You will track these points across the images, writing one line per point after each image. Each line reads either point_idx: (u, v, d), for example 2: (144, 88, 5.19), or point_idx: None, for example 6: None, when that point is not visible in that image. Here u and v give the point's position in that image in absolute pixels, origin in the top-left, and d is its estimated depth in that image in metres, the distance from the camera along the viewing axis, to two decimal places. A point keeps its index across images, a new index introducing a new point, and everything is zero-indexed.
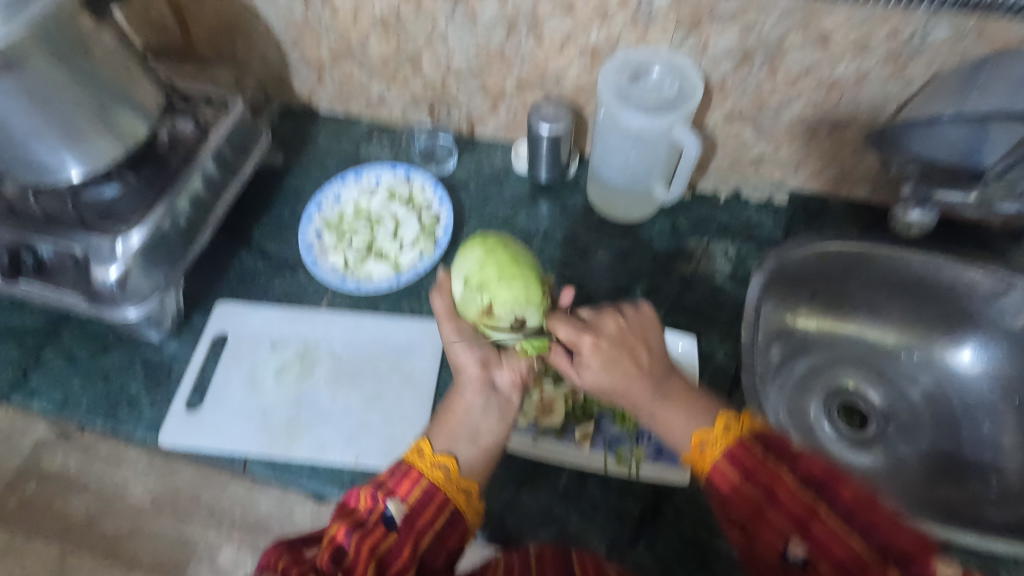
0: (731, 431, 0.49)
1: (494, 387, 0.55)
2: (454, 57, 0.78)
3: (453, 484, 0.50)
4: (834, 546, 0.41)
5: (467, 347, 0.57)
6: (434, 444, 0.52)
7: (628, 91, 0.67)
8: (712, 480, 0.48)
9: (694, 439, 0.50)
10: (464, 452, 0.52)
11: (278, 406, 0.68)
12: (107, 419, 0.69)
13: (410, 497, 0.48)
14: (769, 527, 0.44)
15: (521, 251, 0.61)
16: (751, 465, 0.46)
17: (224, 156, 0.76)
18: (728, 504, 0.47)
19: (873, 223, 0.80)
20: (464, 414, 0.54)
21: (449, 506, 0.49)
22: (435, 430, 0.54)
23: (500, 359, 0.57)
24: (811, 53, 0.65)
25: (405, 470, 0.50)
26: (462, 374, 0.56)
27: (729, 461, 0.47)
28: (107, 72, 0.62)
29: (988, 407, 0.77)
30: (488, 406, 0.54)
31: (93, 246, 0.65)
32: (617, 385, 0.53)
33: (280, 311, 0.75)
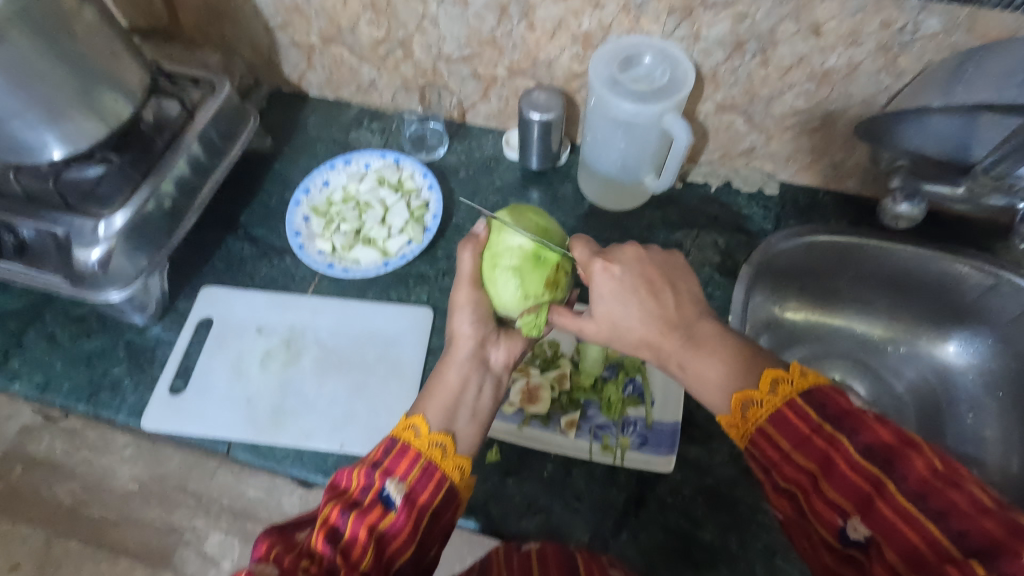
0: (779, 394, 0.45)
1: (488, 364, 0.57)
2: (445, 43, 0.78)
3: (449, 461, 0.49)
4: (901, 530, 0.37)
5: (470, 324, 0.57)
6: (430, 422, 0.51)
7: (620, 80, 0.67)
8: (755, 442, 0.45)
9: (734, 400, 0.47)
10: (461, 431, 0.52)
11: (263, 392, 0.68)
12: (89, 403, 0.68)
13: (406, 476, 0.47)
14: (822, 499, 0.41)
15: (505, 245, 0.58)
16: (804, 434, 0.43)
17: (211, 139, 0.75)
18: (776, 472, 0.44)
19: (863, 216, 0.81)
20: (461, 391, 0.54)
21: (447, 484, 0.48)
22: (429, 405, 0.52)
23: (496, 339, 0.58)
24: (803, 44, 0.64)
25: (401, 449, 0.48)
26: (454, 351, 0.56)
27: (777, 427, 0.44)
28: (89, 50, 0.61)
29: (974, 400, 0.77)
30: (481, 389, 0.55)
31: (76, 228, 0.64)
32: (636, 319, 0.52)
33: (265, 296, 0.75)
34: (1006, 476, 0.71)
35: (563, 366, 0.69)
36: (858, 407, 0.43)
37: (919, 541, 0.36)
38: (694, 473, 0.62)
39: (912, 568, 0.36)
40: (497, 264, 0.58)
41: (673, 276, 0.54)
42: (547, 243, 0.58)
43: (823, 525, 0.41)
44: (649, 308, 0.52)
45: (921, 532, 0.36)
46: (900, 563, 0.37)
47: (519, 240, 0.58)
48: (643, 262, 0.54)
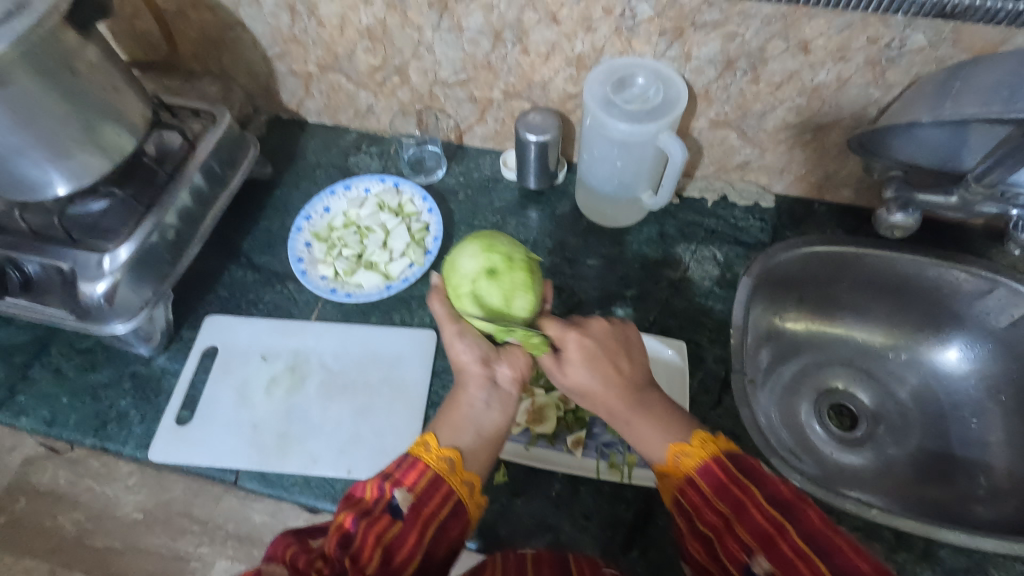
0: (707, 446, 0.49)
1: (495, 382, 0.56)
2: (440, 68, 0.79)
3: (456, 477, 0.50)
4: (797, 566, 0.40)
5: (467, 348, 0.57)
6: (439, 438, 0.52)
7: (614, 100, 0.67)
8: (682, 491, 0.49)
9: (671, 451, 0.51)
10: (469, 446, 0.52)
11: (269, 419, 0.68)
12: (96, 435, 0.68)
13: (416, 486, 0.48)
14: (733, 538, 0.44)
15: (460, 274, 0.58)
16: (722, 480, 0.47)
17: (212, 169, 0.76)
18: (698, 517, 0.47)
19: (859, 225, 0.81)
20: (468, 408, 0.54)
21: (453, 497, 0.49)
22: (439, 423, 0.54)
23: (498, 355, 0.57)
24: (793, 60, 0.65)
25: (411, 461, 0.50)
26: (462, 372, 0.57)
27: (703, 475, 0.48)
28: (93, 88, 0.62)
29: (977, 406, 0.78)
30: (490, 404, 0.55)
31: (81, 261, 0.65)
32: (595, 386, 0.55)
33: (269, 323, 0.75)
34: (1013, 480, 0.72)
35: None
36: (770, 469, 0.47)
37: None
38: None
39: None
40: (459, 295, 0.58)
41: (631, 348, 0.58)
42: (495, 257, 0.57)
43: (734, 561, 0.44)
44: (610, 377, 0.55)
45: (812, 568, 0.40)
46: None
47: (468, 263, 0.57)
48: (610, 335, 0.57)
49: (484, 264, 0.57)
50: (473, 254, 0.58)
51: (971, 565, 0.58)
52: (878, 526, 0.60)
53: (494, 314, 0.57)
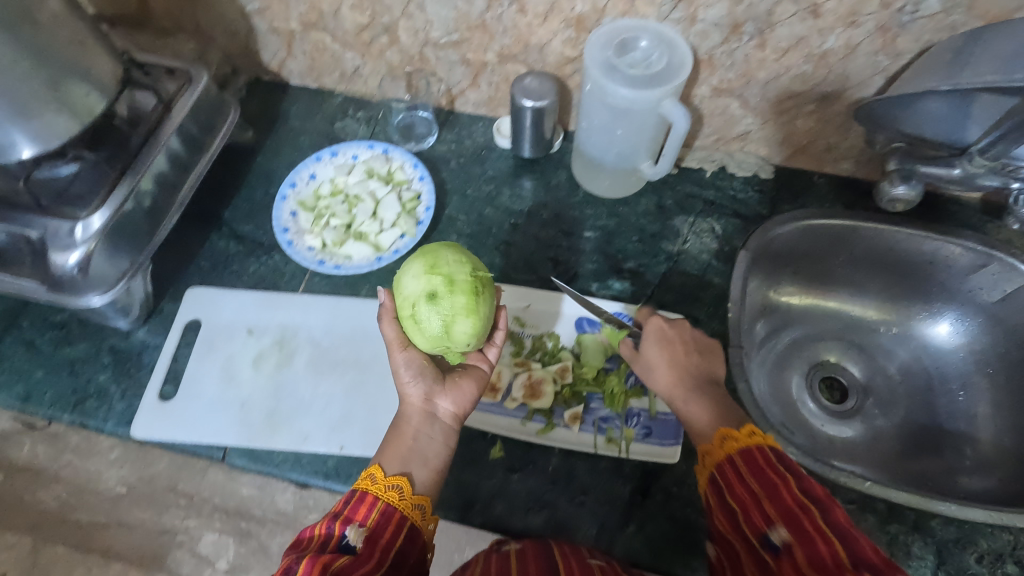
0: (754, 437, 0.50)
1: (435, 416, 0.57)
2: (432, 28, 0.75)
3: (408, 501, 0.51)
4: (812, 541, 0.41)
5: (412, 380, 0.58)
6: (386, 468, 0.52)
7: (616, 64, 0.64)
8: (720, 468, 0.50)
9: (718, 432, 0.52)
10: (416, 473, 0.53)
11: (256, 395, 0.66)
12: (74, 412, 0.65)
13: (367, 520, 0.48)
14: (756, 511, 0.45)
15: (404, 294, 0.58)
16: (759, 464, 0.48)
17: (190, 132, 0.71)
18: (730, 494, 0.49)
19: (858, 198, 0.80)
20: (413, 440, 0.55)
21: (407, 523, 0.50)
22: (385, 456, 0.54)
23: (442, 389, 0.58)
24: (801, 25, 0.63)
25: (358, 497, 0.50)
26: (404, 406, 0.57)
27: (743, 458, 0.49)
28: (55, 41, 0.58)
29: (966, 378, 0.79)
30: (432, 435, 0.56)
31: (52, 230, 0.61)
32: (661, 360, 0.60)
33: (254, 296, 0.72)
34: (999, 452, 0.73)
35: (565, 360, 0.68)
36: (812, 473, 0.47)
37: (824, 553, 0.40)
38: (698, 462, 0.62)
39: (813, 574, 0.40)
40: (404, 315, 0.58)
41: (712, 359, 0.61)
42: (436, 280, 0.57)
43: (756, 533, 0.45)
44: (677, 357, 0.60)
45: (828, 548, 0.41)
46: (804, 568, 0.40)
47: (411, 285, 0.58)
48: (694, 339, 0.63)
49: (427, 285, 0.57)
50: (416, 276, 0.58)
51: (961, 535, 0.59)
52: (872, 498, 0.61)
53: (433, 336, 0.56)
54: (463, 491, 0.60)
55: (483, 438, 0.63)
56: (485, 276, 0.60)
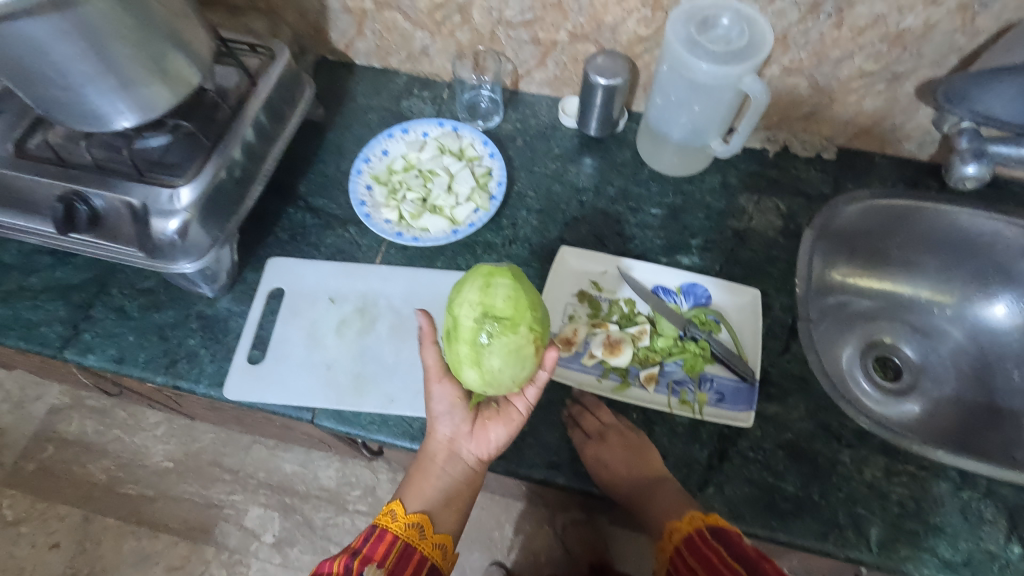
0: (692, 521, 0.56)
1: (457, 455, 0.60)
2: (507, 7, 0.77)
3: (426, 540, 0.58)
4: None
5: (443, 417, 0.60)
6: (407, 505, 0.59)
7: (697, 40, 0.65)
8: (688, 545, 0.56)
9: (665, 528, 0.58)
10: (437, 511, 0.59)
11: (342, 358, 0.68)
12: (167, 373, 0.68)
13: (385, 561, 0.55)
14: None
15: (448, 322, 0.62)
16: (705, 553, 0.54)
17: (274, 106, 0.74)
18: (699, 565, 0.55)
19: (920, 179, 0.82)
20: (436, 478, 0.59)
21: (427, 561, 0.57)
22: (407, 490, 0.60)
23: (469, 431, 0.60)
24: (881, 3, 0.64)
25: (379, 535, 0.57)
26: (431, 441, 0.61)
27: (693, 551, 0.55)
28: (163, 12, 0.60)
29: (1021, 356, 0.81)
30: (453, 472, 0.60)
31: (152, 196, 0.63)
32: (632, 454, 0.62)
33: (335, 266, 0.74)
34: None
35: (643, 323, 0.70)
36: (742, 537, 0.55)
37: None
38: (773, 429, 0.64)
39: None
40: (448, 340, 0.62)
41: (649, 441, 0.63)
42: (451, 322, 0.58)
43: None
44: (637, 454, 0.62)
45: None
46: None
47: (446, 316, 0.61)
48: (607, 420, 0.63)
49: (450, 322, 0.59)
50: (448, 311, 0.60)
51: None
52: (945, 465, 0.62)
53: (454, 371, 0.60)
54: (547, 453, 0.63)
55: (563, 403, 0.66)
56: (496, 322, 0.55)
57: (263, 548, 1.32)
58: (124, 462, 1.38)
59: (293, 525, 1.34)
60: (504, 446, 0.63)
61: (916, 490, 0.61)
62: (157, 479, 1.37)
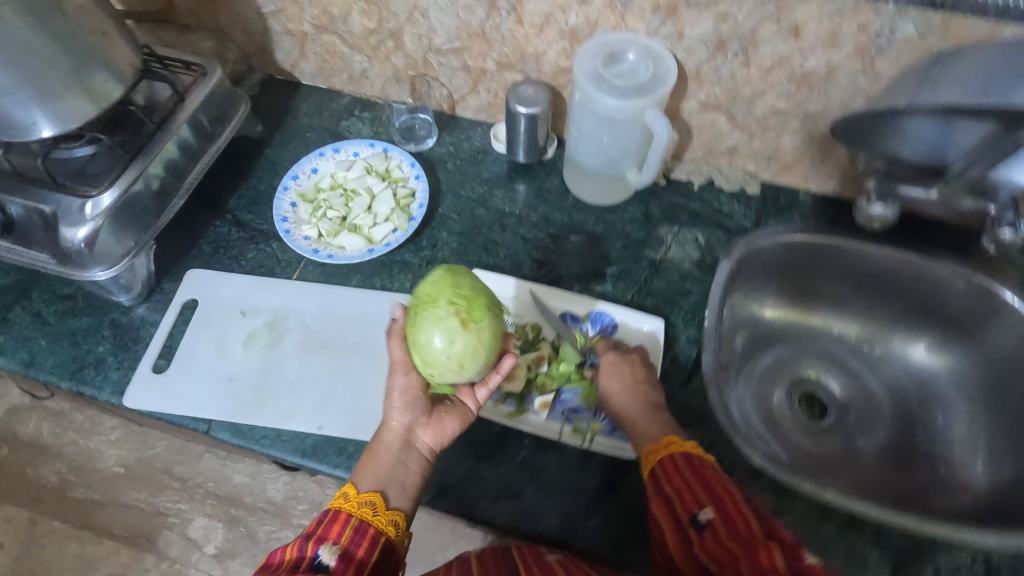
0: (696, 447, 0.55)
1: (413, 444, 0.58)
2: (435, 35, 0.78)
3: (382, 517, 0.53)
4: (732, 518, 0.46)
5: (400, 408, 0.58)
6: (360, 486, 0.55)
7: (603, 74, 0.67)
8: (661, 463, 0.54)
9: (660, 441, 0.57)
10: (393, 495, 0.55)
11: (244, 371, 0.69)
12: (72, 379, 0.69)
13: (340, 539, 0.50)
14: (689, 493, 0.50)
15: None
16: (697, 466, 0.53)
17: (201, 123, 0.76)
18: (666, 483, 0.53)
19: (842, 217, 0.82)
20: (390, 467, 0.56)
21: (382, 539, 0.52)
22: (360, 473, 0.56)
23: (426, 422, 0.59)
24: (784, 44, 0.65)
25: (332, 515, 0.52)
26: (385, 430, 0.58)
27: (683, 465, 0.53)
28: (80, 30, 0.62)
29: (945, 399, 0.79)
30: (408, 463, 0.57)
31: (64, 205, 0.65)
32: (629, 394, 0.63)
33: (251, 280, 0.76)
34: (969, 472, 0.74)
35: (543, 349, 0.70)
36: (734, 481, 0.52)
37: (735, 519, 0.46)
38: None
39: (730, 542, 0.44)
40: None
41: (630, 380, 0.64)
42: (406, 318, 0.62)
43: (686, 515, 0.48)
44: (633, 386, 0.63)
45: (739, 520, 0.46)
46: (726, 542, 0.44)
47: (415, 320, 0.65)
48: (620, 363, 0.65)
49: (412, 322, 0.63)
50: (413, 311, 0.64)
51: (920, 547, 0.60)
52: (833, 507, 0.61)
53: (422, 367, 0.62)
54: (435, 476, 0.62)
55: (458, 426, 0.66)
56: (423, 303, 0.58)
57: (203, 559, 1.30)
58: (76, 466, 1.36)
59: (236, 537, 1.32)
60: None
61: (801, 530, 0.60)
62: (107, 484, 1.33)
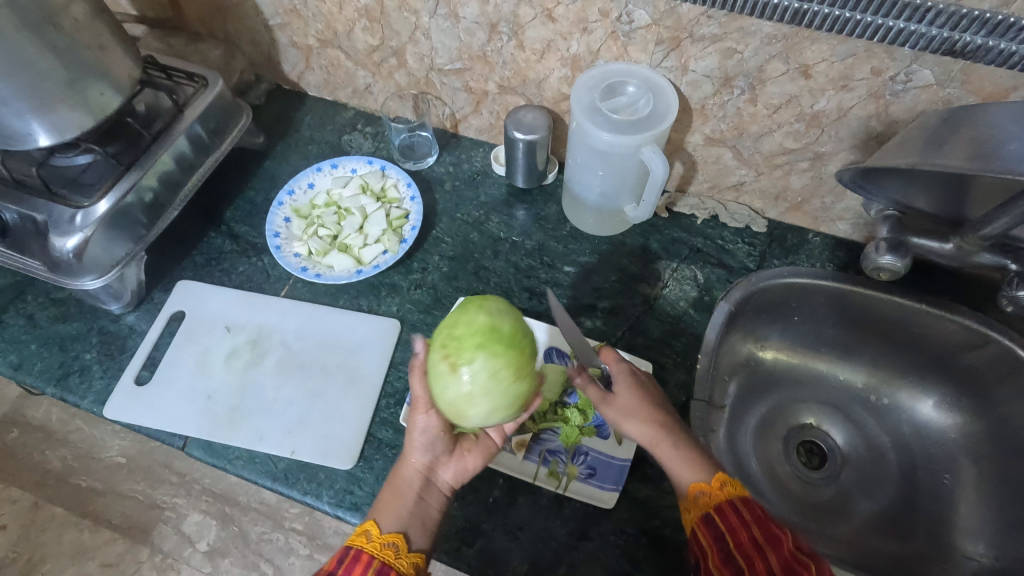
0: (731, 489, 0.51)
1: (434, 481, 0.57)
2: (437, 55, 0.77)
3: (404, 560, 0.51)
4: None
5: (422, 445, 0.57)
6: (382, 524, 0.53)
7: (600, 107, 0.64)
8: (720, 512, 0.50)
9: (691, 488, 0.53)
10: (415, 532, 0.53)
11: (223, 389, 0.69)
12: (57, 386, 0.69)
13: None
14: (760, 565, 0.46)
15: None
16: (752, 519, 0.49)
17: (198, 135, 0.76)
18: (725, 537, 0.49)
19: (851, 261, 0.78)
20: (412, 503, 0.55)
21: None
22: (381, 508, 0.55)
23: (447, 458, 0.58)
24: (792, 84, 0.62)
25: (353, 556, 0.50)
26: (405, 466, 0.57)
27: (729, 518, 0.50)
28: (77, 44, 0.62)
29: (950, 461, 0.75)
30: (429, 499, 0.56)
31: (55, 215, 0.66)
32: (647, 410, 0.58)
33: (238, 295, 0.75)
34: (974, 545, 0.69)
35: None
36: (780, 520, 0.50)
37: None
38: (640, 512, 0.61)
39: None
40: None
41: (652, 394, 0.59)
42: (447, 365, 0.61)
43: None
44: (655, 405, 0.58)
45: None
46: None
47: None
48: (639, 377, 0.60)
49: None
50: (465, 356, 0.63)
51: None
52: None
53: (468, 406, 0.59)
54: None
55: None
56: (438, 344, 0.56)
57: (195, 556, 1.26)
58: (80, 453, 1.34)
59: (227, 537, 1.28)
60: (360, 498, 0.62)
61: None
62: (107, 474, 1.31)
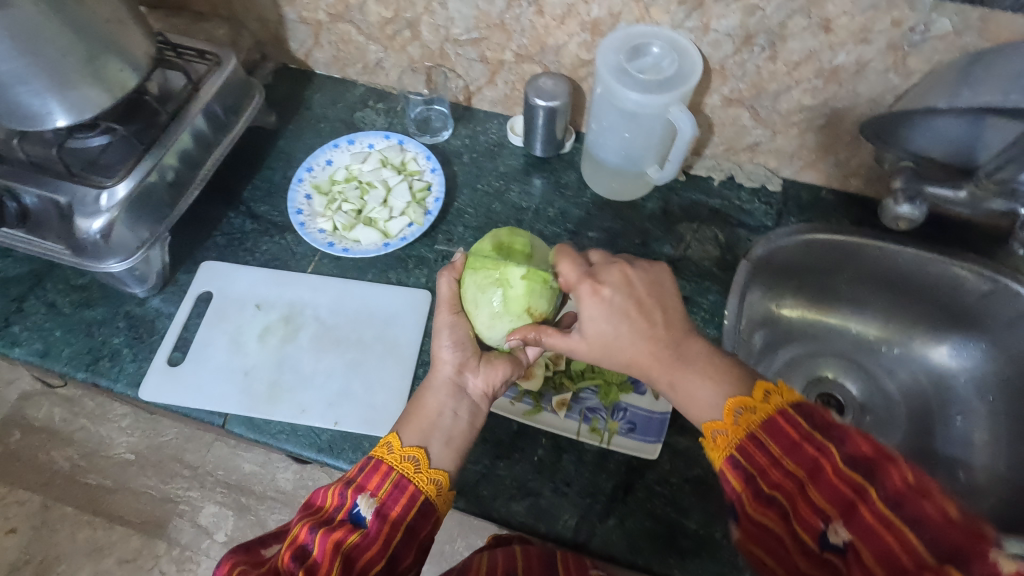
0: (771, 404, 0.45)
1: (464, 390, 0.57)
2: (453, 25, 0.77)
3: (423, 475, 0.50)
4: (880, 535, 0.35)
5: (450, 347, 0.58)
6: (404, 437, 0.52)
7: (627, 69, 0.65)
8: (752, 436, 0.44)
9: (728, 407, 0.47)
10: (437, 450, 0.52)
11: (260, 365, 0.69)
12: (88, 370, 0.69)
13: (379, 491, 0.48)
14: (804, 502, 0.39)
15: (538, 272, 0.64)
16: (790, 437, 0.42)
17: (215, 113, 0.75)
18: (761, 463, 0.43)
19: (864, 216, 0.80)
20: (437, 415, 0.54)
21: (421, 497, 0.49)
22: (407, 424, 0.54)
23: (476, 365, 0.58)
24: (813, 39, 0.64)
25: (374, 466, 0.49)
26: (434, 375, 0.57)
27: (768, 433, 0.43)
28: (96, 18, 0.61)
29: (963, 402, 0.78)
30: (456, 413, 0.55)
31: (79, 196, 0.64)
32: (624, 343, 0.53)
33: (266, 273, 0.75)
34: (990, 479, 0.72)
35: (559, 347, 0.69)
36: (842, 422, 0.42)
37: (891, 538, 0.35)
38: (682, 462, 0.63)
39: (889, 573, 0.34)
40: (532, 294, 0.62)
41: (662, 301, 0.55)
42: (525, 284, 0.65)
43: (803, 524, 0.39)
44: (641, 330, 0.53)
45: (898, 536, 0.34)
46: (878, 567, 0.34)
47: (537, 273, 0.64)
48: (632, 283, 0.54)
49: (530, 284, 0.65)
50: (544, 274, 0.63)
51: None
52: None
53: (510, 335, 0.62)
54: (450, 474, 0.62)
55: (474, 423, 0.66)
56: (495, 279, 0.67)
57: (214, 547, 1.18)
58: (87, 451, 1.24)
59: (246, 525, 1.21)
60: None
61: None
62: (117, 472, 1.23)
